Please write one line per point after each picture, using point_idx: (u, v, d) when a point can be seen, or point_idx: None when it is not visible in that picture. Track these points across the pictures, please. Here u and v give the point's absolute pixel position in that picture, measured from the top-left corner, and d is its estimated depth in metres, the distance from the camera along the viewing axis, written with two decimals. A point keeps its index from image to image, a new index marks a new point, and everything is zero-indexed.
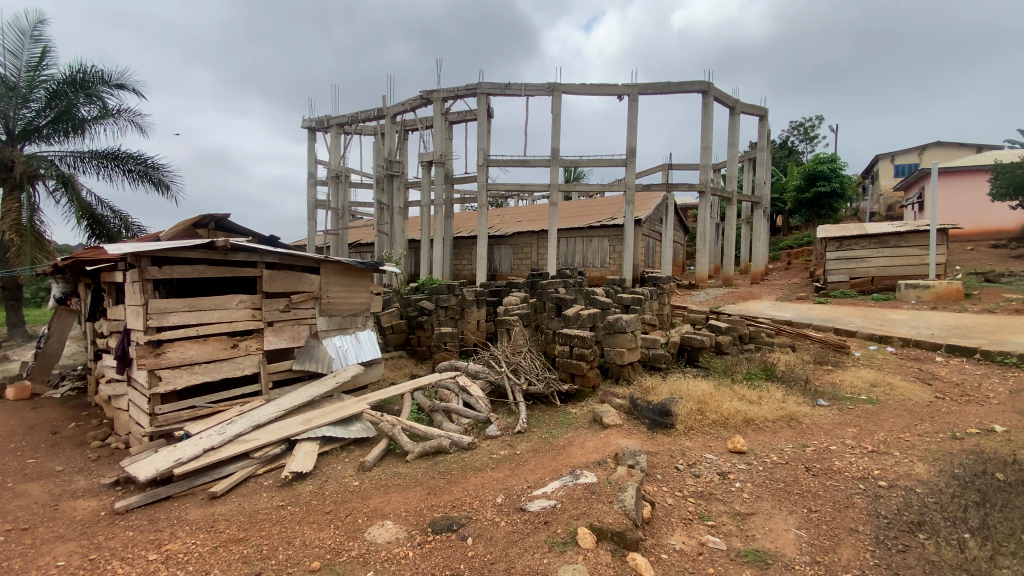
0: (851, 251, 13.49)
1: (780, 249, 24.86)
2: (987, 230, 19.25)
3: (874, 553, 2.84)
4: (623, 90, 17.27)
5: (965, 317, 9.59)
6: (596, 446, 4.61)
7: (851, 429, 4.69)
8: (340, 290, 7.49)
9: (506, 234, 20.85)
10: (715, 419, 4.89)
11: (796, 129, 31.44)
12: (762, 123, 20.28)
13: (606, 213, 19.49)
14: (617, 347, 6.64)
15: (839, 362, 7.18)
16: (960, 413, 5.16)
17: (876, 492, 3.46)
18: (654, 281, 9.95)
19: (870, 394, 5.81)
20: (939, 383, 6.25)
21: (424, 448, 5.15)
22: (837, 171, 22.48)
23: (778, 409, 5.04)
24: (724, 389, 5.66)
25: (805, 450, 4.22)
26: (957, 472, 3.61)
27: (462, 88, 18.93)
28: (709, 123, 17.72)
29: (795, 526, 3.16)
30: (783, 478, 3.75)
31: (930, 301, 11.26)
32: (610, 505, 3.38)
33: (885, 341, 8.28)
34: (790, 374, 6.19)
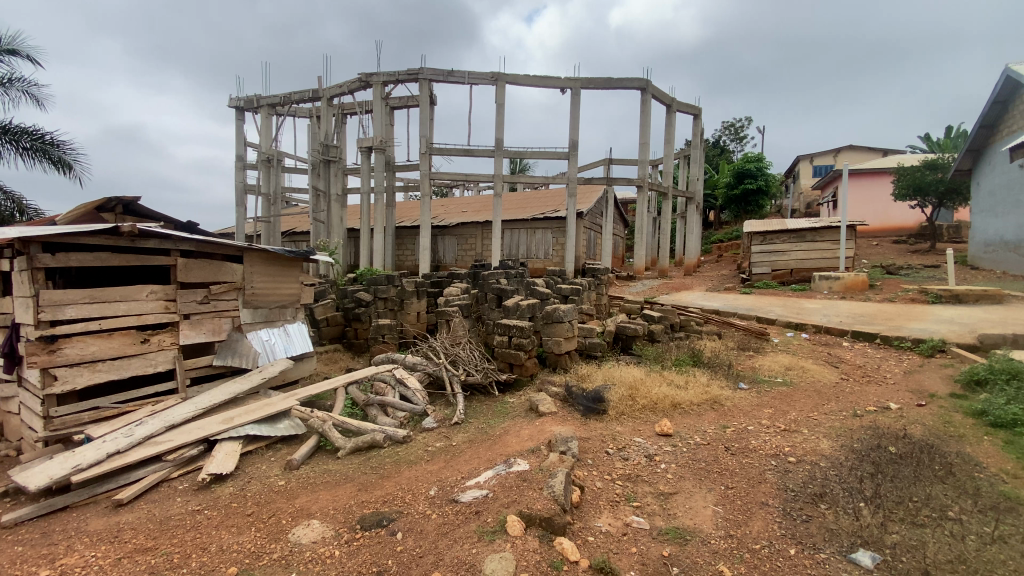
0: (772, 245, 14.44)
1: (711, 243, 26.22)
2: (891, 227, 21.31)
3: (782, 524, 2.99)
4: (565, 83, 17.43)
5: (869, 306, 10.49)
6: (531, 434, 4.63)
7: (767, 410, 5.01)
8: (267, 280, 7.07)
9: (449, 225, 20.61)
10: (645, 404, 5.07)
11: (726, 128, 33.22)
12: (696, 121, 21.19)
13: (549, 205, 19.70)
14: (555, 336, 6.70)
15: (760, 348, 7.67)
16: (861, 393, 5.64)
17: (786, 467, 3.70)
18: (593, 271, 10.14)
19: (785, 376, 6.27)
20: (844, 366, 6.82)
21: (356, 444, 5.00)
22: (763, 170, 23.94)
23: (702, 393, 5.30)
24: (654, 375, 5.89)
25: (725, 431, 4.45)
26: (857, 446, 3.95)
27: (403, 73, 18.41)
28: (647, 119, 18.29)
29: (713, 503, 3.31)
30: (704, 458, 3.94)
31: (840, 292, 12.25)
32: (540, 491, 3.39)
33: (800, 328, 8.94)
34: (715, 360, 6.53)
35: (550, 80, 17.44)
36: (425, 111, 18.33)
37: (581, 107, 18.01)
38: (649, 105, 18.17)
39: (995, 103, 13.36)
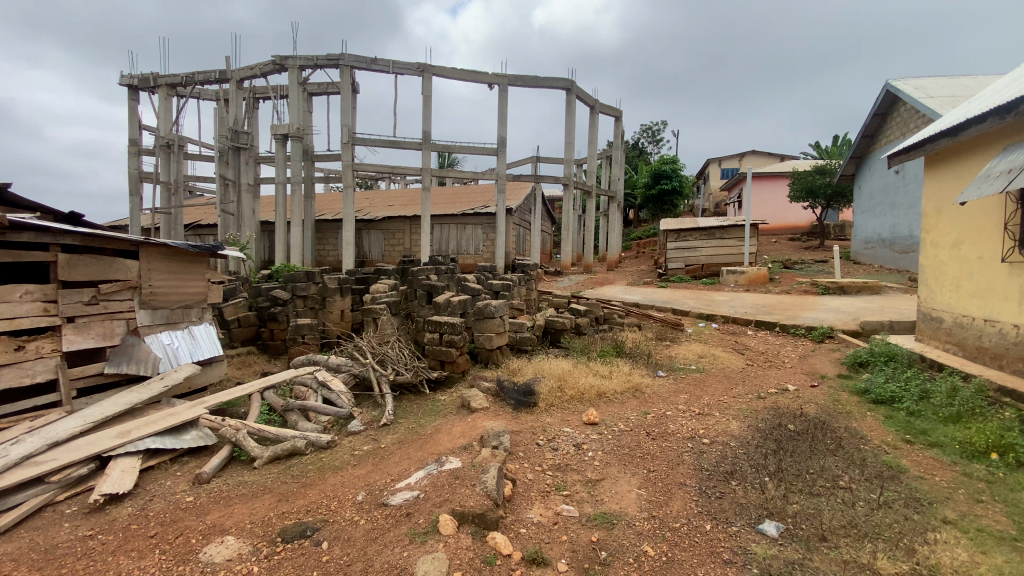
0: (686, 242, 15.45)
1: (632, 240, 27.53)
2: (787, 226, 23.57)
3: (698, 502, 3.12)
4: (492, 78, 17.42)
5: (769, 297, 11.53)
6: (462, 431, 4.58)
7: (683, 395, 5.35)
8: (168, 279, 6.44)
9: (374, 219, 19.94)
10: (573, 394, 5.22)
11: (644, 131, 34.99)
12: (617, 123, 22.08)
13: (478, 200, 19.65)
14: (486, 332, 6.70)
15: (675, 338, 8.18)
16: (763, 377, 6.19)
17: (701, 449, 3.95)
18: (523, 267, 10.26)
19: (698, 363, 6.73)
20: (749, 352, 7.44)
21: (275, 452, 4.69)
22: (677, 171, 25.50)
23: (625, 382, 5.56)
24: (581, 366, 6.08)
25: (646, 417, 4.69)
26: (761, 426, 4.33)
27: (322, 58, 17.45)
28: (572, 118, 18.78)
29: (637, 487, 3.40)
30: (627, 444, 4.12)
31: (745, 285, 13.36)
32: (472, 488, 3.35)
33: (711, 318, 9.66)
34: (636, 350, 6.88)
35: (477, 74, 17.35)
36: (347, 99, 17.53)
37: (508, 103, 18.09)
38: (574, 105, 18.66)
39: (875, 116, 15.16)
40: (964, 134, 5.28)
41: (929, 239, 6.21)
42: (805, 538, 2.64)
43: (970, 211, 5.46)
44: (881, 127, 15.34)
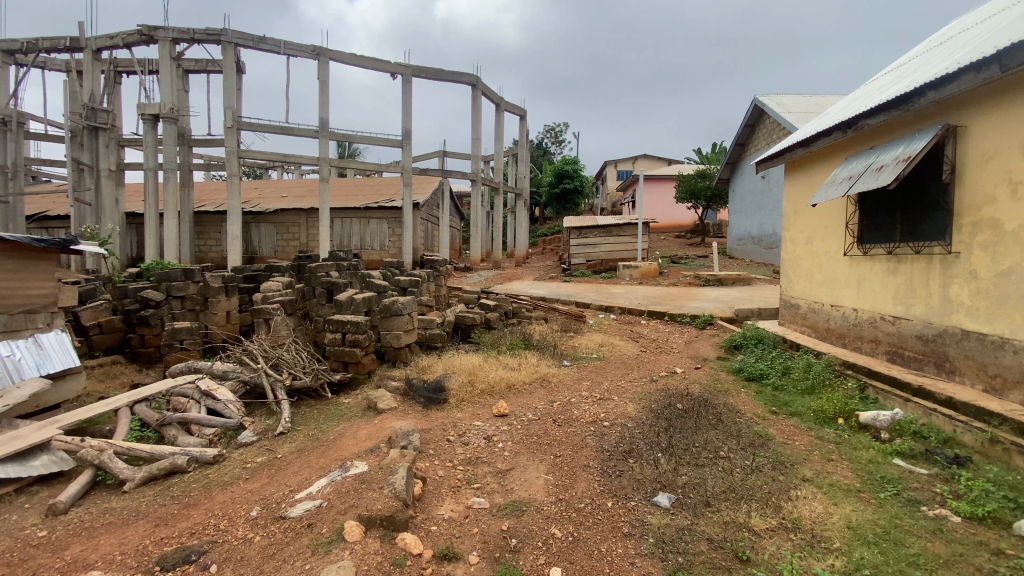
0: (587, 239, 16.22)
1: (537, 236, 28.34)
2: (674, 224, 25.75)
3: (601, 482, 3.29)
4: (395, 68, 16.88)
5: (660, 289, 12.52)
6: (369, 433, 4.40)
7: (586, 382, 5.65)
8: (5, 278, 5.44)
9: (265, 211, 18.43)
10: (483, 388, 5.25)
11: (548, 131, 36.19)
12: (522, 121, 22.55)
13: (382, 194, 18.98)
14: (393, 330, 6.47)
15: (579, 329, 8.58)
16: (655, 361, 6.73)
17: (602, 431, 4.18)
18: (430, 263, 10.08)
19: (599, 352, 7.13)
20: (643, 340, 8.03)
21: (150, 472, 4.16)
22: (578, 172, 26.81)
23: (533, 373, 5.72)
24: (490, 360, 6.14)
25: (553, 406, 4.87)
26: (655, 406, 4.69)
27: (200, 32, 15.71)
28: (477, 114, 18.83)
29: (545, 472, 3.49)
30: (536, 432, 4.23)
31: (639, 278, 14.36)
32: (380, 491, 3.22)
33: (610, 309, 10.27)
34: (543, 343, 7.09)
35: (378, 63, 16.70)
36: (231, 80, 15.97)
37: (412, 94, 17.66)
38: (479, 101, 18.70)
39: (746, 126, 17.02)
40: (816, 145, 6.13)
41: (789, 236, 7.12)
42: (693, 506, 2.89)
43: (820, 212, 6.35)
44: (751, 136, 17.27)
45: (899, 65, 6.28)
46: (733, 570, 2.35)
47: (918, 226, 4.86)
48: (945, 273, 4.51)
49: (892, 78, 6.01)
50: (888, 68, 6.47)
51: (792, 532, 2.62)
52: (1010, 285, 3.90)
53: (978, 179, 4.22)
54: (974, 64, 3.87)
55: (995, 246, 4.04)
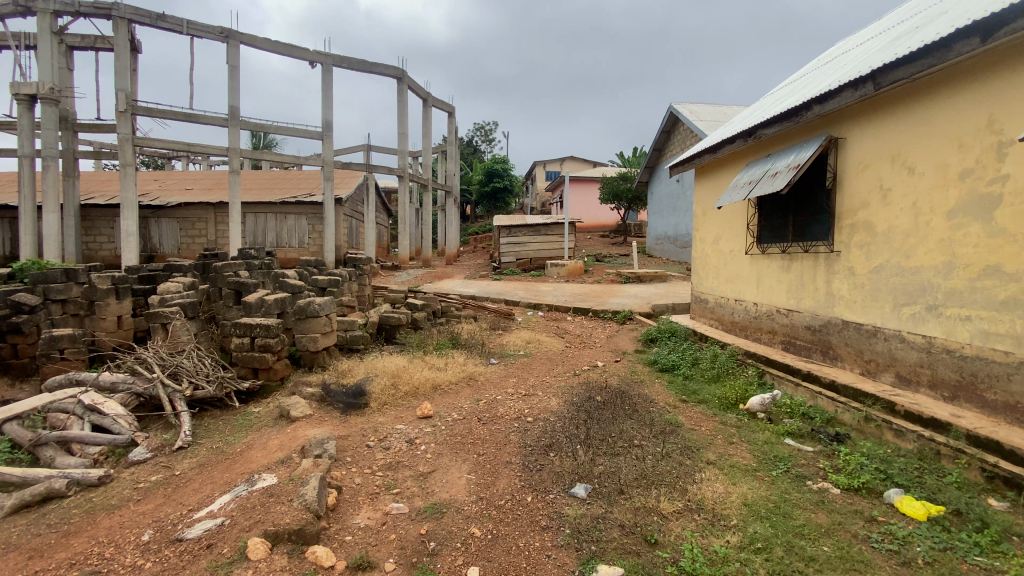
0: (516, 237, 16.36)
1: (468, 235, 28.23)
2: (599, 224, 26.74)
3: (522, 477, 3.31)
4: (314, 56, 16.05)
5: (585, 286, 12.91)
6: (281, 443, 4.14)
7: (512, 379, 5.70)
8: None
9: (167, 205, 16.82)
10: (407, 390, 5.12)
11: (477, 129, 36.13)
12: (450, 118, 22.32)
13: (302, 188, 17.99)
14: (309, 333, 6.13)
15: (507, 326, 8.64)
16: (579, 356, 6.93)
17: (525, 426, 4.22)
18: (353, 261, 9.68)
19: (526, 349, 7.21)
20: (568, 335, 8.24)
21: (21, 500, 3.65)
22: (507, 171, 27.04)
23: (459, 372, 5.66)
24: (416, 361, 6.01)
25: (478, 404, 4.85)
26: (577, 400, 4.82)
27: (88, 4, 14.01)
28: (404, 109, 18.38)
29: (467, 472, 3.45)
30: (460, 432, 4.18)
31: (566, 276, 14.73)
32: (289, 504, 3.03)
33: (538, 307, 10.45)
34: (470, 341, 7.06)
35: (296, 50, 15.79)
36: (125, 60, 14.39)
37: (334, 85, 16.88)
38: (405, 96, 18.27)
39: (663, 132, 17.99)
40: (721, 152, 6.60)
41: (699, 236, 7.62)
42: (607, 495, 3.00)
43: (726, 214, 6.85)
44: (667, 142, 18.28)
45: (792, 81, 6.92)
46: (642, 553, 2.46)
47: (806, 227, 5.38)
48: (829, 270, 5.03)
49: (786, 92, 6.61)
50: (782, 83, 7.10)
51: (696, 513, 2.79)
52: (881, 280, 4.41)
53: (855, 185, 4.73)
54: (853, 82, 4.33)
55: (869, 246, 4.56)
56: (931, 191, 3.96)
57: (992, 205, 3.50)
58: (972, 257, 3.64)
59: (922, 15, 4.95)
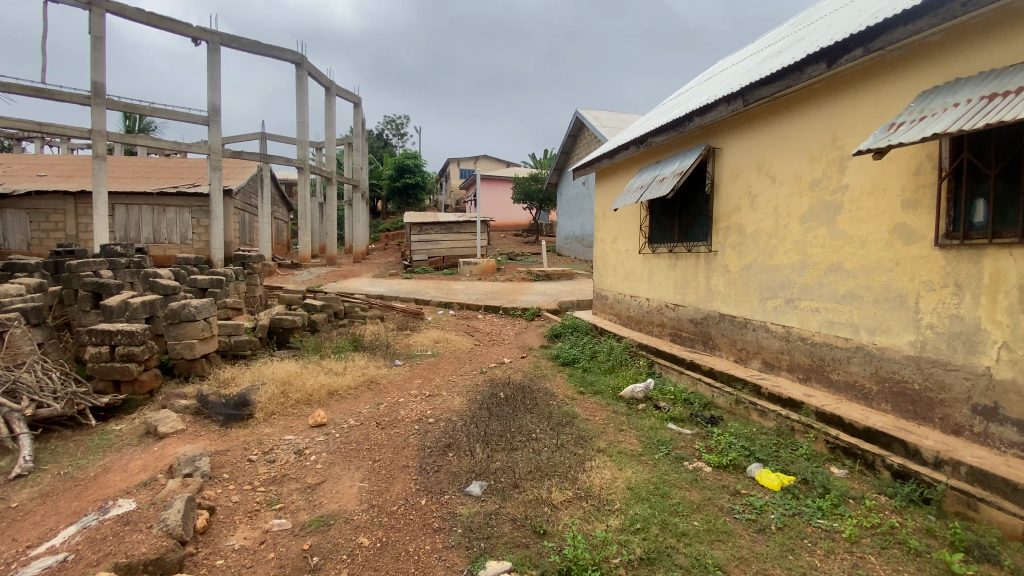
0: (428, 235, 16.05)
1: (378, 232, 27.26)
2: (512, 223, 27.16)
3: (417, 480, 3.24)
4: (199, 33, 14.58)
5: (497, 285, 13.00)
6: (145, 464, 3.69)
7: (416, 380, 5.56)
8: None
9: (13, 193, 14.36)
10: (299, 398, 4.81)
11: (388, 122, 35.02)
12: (356, 110, 21.41)
13: (186, 178, 16.27)
14: (184, 339, 5.54)
15: (415, 326, 8.43)
16: (486, 354, 6.96)
17: (426, 428, 4.14)
18: (242, 259, 8.92)
19: (434, 349, 7.09)
20: (478, 334, 8.25)
21: None
22: (419, 167, 26.53)
23: (359, 375, 5.43)
24: (311, 366, 5.67)
25: (379, 408, 4.67)
26: (481, 398, 4.83)
27: None
28: (304, 97, 17.31)
29: (359, 480, 3.31)
30: (355, 438, 3.99)
31: (478, 275, 14.73)
32: (148, 531, 2.71)
33: (448, 305, 10.35)
34: (374, 343, 6.80)
35: (176, 24, 14.23)
36: None
37: (222, 67, 15.45)
38: (305, 83, 17.22)
39: (570, 136, 18.65)
40: (618, 157, 6.97)
41: (600, 236, 7.98)
42: (501, 490, 3.03)
43: (622, 215, 7.25)
44: (574, 145, 18.96)
45: (681, 92, 7.47)
46: (530, 545, 2.51)
47: (691, 229, 5.84)
48: (709, 268, 5.50)
49: (675, 103, 7.13)
50: (671, 95, 7.64)
51: (584, 500, 2.91)
52: (750, 277, 4.91)
53: (730, 191, 5.20)
54: (726, 98, 4.76)
55: (740, 246, 5.04)
56: (789, 198, 4.47)
57: (835, 211, 4.01)
58: (820, 256, 4.16)
59: (784, 41, 5.57)
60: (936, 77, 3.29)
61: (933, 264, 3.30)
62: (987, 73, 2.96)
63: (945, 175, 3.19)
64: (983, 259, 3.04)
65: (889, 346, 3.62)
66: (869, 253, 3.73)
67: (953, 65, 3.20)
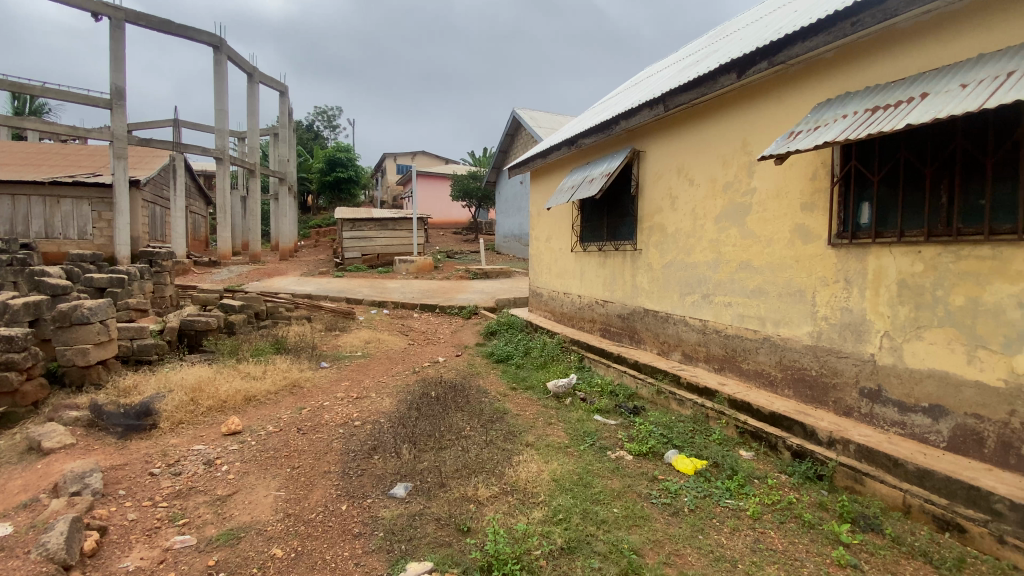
0: (361, 231, 15.60)
1: (308, 228, 26.05)
2: (451, 221, 26.95)
3: (338, 486, 3.13)
4: (99, 8, 13.25)
5: (434, 283, 12.85)
6: (24, 484, 3.30)
7: (344, 383, 5.36)
8: None
9: None
10: (211, 405, 4.50)
11: (319, 114, 33.58)
12: (283, 99, 20.32)
13: (85, 167, 14.73)
14: (76, 344, 5.01)
15: (345, 327, 8.14)
16: (420, 353, 6.85)
17: (351, 432, 4.00)
18: (150, 257, 8.21)
19: (364, 349, 6.88)
20: (412, 333, 8.09)
21: None
22: (352, 161, 25.65)
23: (281, 379, 5.17)
24: (226, 370, 5.32)
25: (301, 413, 4.47)
26: (410, 398, 4.75)
27: None
28: (223, 83, 16.20)
29: (276, 489, 3.15)
30: (273, 445, 3.79)
31: (414, 273, 14.48)
32: (23, 558, 2.42)
33: (382, 305, 10.09)
34: (298, 345, 6.49)
35: None
36: None
37: (127, 46, 14.13)
38: (224, 68, 16.11)
39: (507, 134, 18.74)
40: (551, 156, 7.08)
41: (535, 234, 8.09)
42: (427, 490, 2.99)
43: (556, 214, 7.38)
44: (511, 144, 19.08)
45: (611, 95, 7.70)
46: (452, 543, 2.49)
47: (619, 228, 6.05)
48: (635, 265, 5.72)
49: (605, 106, 7.35)
50: (603, 98, 7.87)
51: (509, 495, 2.93)
52: (671, 274, 5.16)
53: (654, 192, 5.44)
54: (649, 103, 4.97)
55: (662, 245, 5.29)
56: (705, 199, 4.73)
57: (744, 213, 4.30)
58: (732, 254, 4.44)
59: (703, 50, 5.89)
60: (830, 90, 3.60)
61: (827, 261, 3.62)
62: (870, 89, 3.28)
63: (837, 180, 3.50)
64: (868, 257, 3.36)
65: (790, 336, 3.94)
66: (774, 251, 4.03)
67: (843, 80, 3.51)
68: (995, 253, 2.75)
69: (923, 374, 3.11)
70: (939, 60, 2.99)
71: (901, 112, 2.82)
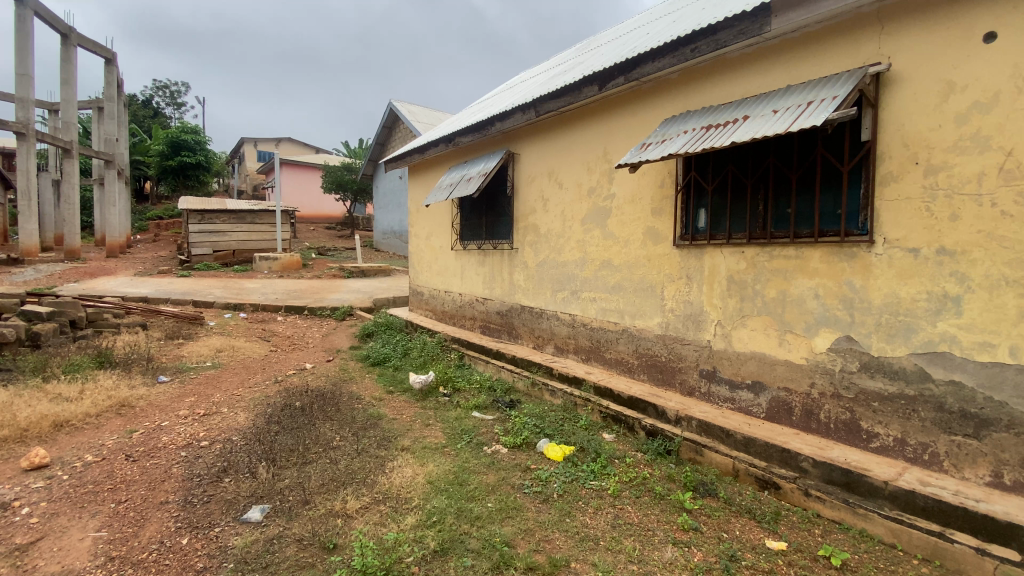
0: (213, 225, 13.90)
1: (146, 219, 22.46)
2: (322, 215, 25.30)
3: (178, 516, 2.74)
4: None
5: (302, 282, 11.91)
6: None
7: (188, 398, 4.71)
8: None
9: None
10: (3, 437, 3.65)
11: (158, 88, 29.17)
12: (110, 68, 17.25)
13: None
14: None
15: (191, 334, 7.17)
16: (284, 360, 6.29)
17: (196, 454, 3.53)
18: None
19: (215, 359, 6.13)
20: (275, 338, 7.41)
21: None
22: (201, 144, 22.69)
23: (105, 399, 4.38)
24: (26, 393, 4.36)
25: (132, 437, 3.83)
26: (270, 410, 4.33)
27: None
28: (26, 41, 13.27)
29: (94, 530, 2.65)
30: (94, 478, 3.20)
31: (279, 271, 13.29)
32: None
33: (239, 308, 9.07)
34: (129, 358, 5.57)
35: None
36: None
37: None
38: (26, 23, 13.20)
39: (384, 127, 18.05)
40: (428, 154, 6.97)
41: (413, 232, 7.92)
42: (288, 510, 2.75)
43: (434, 211, 7.29)
44: (389, 137, 18.43)
45: (488, 96, 7.83)
46: (316, 563, 2.33)
47: (495, 227, 6.17)
48: (511, 263, 5.89)
49: (482, 106, 7.44)
50: (480, 98, 7.97)
51: (381, 503, 2.83)
52: (544, 271, 5.40)
53: (527, 193, 5.64)
54: (521, 107, 5.14)
55: (535, 244, 5.51)
56: (572, 202, 5.02)
57: (605, 216, 4.65)
58: (596, 253, 4.77)
59: (570, 61, 6.26)
60: (675, 107, 4.03)
61: (673, 260, 4.06)
62: (704, 110, 3.75)
63: (680, 189, 3.94)
64: (704, 256, 3.85)
65: (644, 327, 4.36)
66: (630, 252, 4.42)
67: (684, 100, 3.97)
68: (797, 253, 3.31)
69: (747, 356, 3.64)
70: (754, 88, 3.52)
71: (727, 132, 3.27)
